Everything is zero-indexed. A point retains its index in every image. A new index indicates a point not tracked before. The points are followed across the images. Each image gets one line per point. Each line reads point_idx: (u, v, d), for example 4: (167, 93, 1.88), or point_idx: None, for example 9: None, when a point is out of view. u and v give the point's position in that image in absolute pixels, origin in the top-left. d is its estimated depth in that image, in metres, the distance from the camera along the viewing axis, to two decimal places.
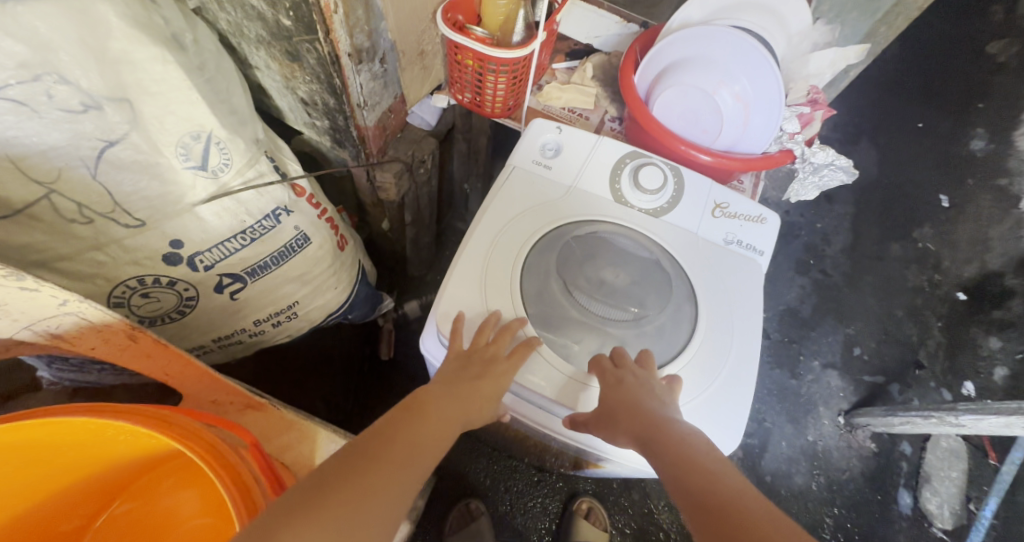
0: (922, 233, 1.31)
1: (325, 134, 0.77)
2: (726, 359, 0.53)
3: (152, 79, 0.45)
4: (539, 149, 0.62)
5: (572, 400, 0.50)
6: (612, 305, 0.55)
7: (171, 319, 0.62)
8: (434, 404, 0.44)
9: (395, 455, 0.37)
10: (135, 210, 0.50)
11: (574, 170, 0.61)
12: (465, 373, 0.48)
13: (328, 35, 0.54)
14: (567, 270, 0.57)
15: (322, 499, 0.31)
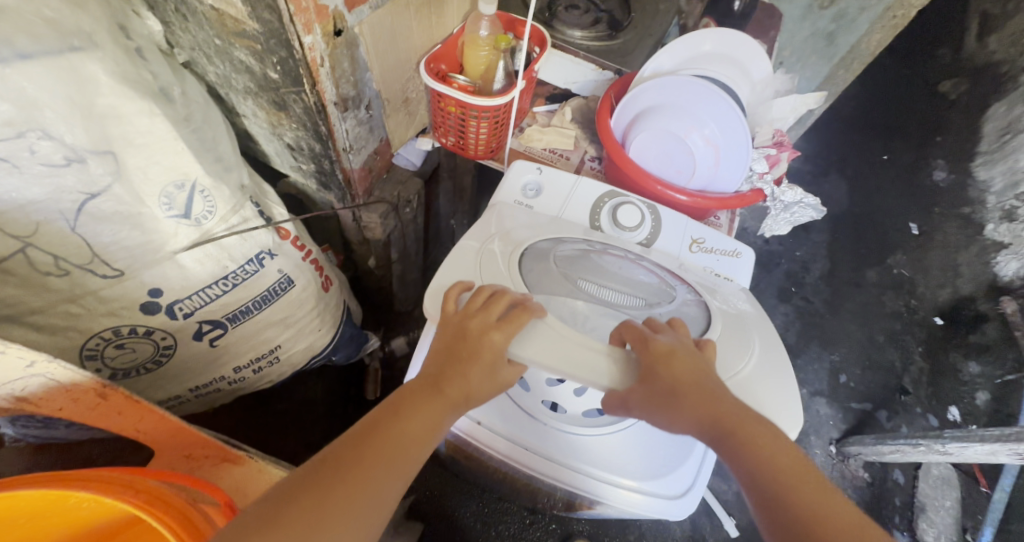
0: (896, 260, 1.36)
1: (311, 177, 0.78)
2: (752, 349, 0.49)
3: (138, 132, 0.46)
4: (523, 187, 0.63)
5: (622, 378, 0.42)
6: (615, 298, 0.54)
7: (147, 370, 0.60)
8: (417, 396, 0.41)
9: (365, 465, 0.34)
10: (114, 260, 0.49)
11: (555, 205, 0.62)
12: (452, 350, 0.43)
13: (314, 86, 0.57)
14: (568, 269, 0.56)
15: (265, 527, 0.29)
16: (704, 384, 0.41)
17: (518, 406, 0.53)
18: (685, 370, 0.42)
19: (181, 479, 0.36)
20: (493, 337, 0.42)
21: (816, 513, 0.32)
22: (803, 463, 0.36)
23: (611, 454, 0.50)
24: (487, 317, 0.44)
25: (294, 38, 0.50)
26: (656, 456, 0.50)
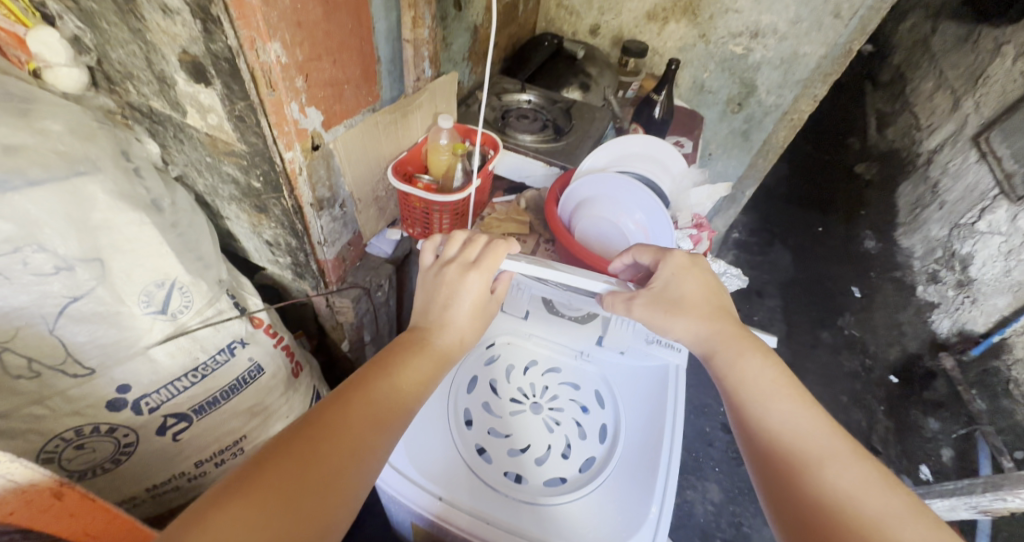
0: (846, 321, 1.47)
1: (287, 269, 0.84)
2: None
3: (127, 240, 0.52)
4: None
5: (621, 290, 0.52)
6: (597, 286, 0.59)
7: (104, 470, 0.57)
8: (410, 344, 0.44)
9: (366, 406, 0.37)
10: (87, 358, 0.51)
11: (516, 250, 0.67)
12: (436, 296, 0.47)
13: (293, 191, 0.65)
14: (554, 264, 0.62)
15: (281, 456, 0.31)
16: (705, 303, 0.46)
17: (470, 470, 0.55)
18: (691, 290, 0.46)
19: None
20: (472, 277, 0.47)
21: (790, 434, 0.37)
22: (788, 379, 0.40)
23: (573, 525, 0.51)
24: (463, 258, 0.48)
25: (276, 154, 0.59)
26: (615, 524, 0.51)
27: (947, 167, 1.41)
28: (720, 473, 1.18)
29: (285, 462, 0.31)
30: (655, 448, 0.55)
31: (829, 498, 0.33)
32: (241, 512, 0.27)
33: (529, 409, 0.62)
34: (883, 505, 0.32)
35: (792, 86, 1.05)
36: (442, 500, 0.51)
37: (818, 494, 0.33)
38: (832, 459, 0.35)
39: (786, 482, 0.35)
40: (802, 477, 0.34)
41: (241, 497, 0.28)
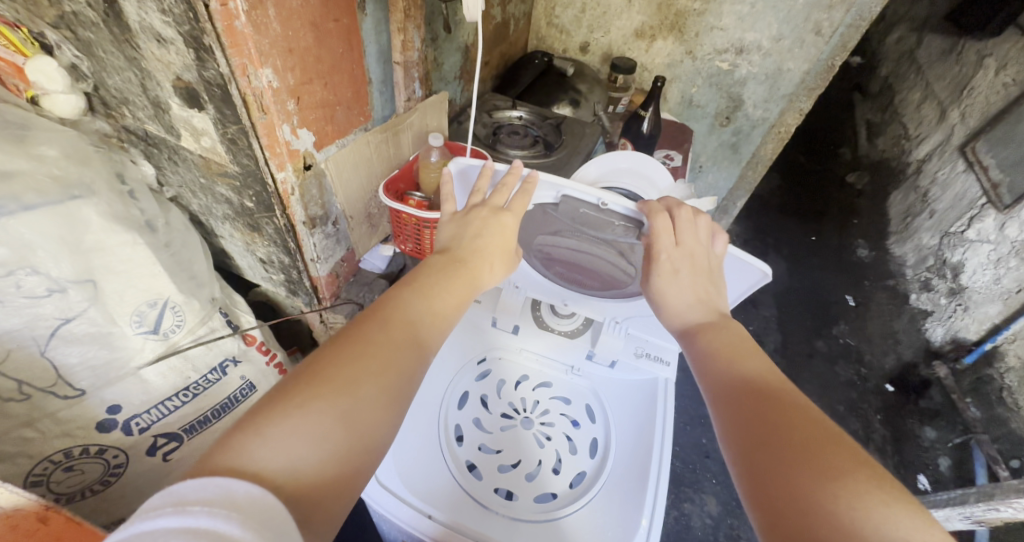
0: (840, 329, 1.42)
1: (280, 285, 0.84)
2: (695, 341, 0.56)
3: (120, 261, 0.53)
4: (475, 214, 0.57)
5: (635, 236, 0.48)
6: (612, 265, 0.55)
7: (92, 492, 0.56)
8: (438, 271, 0.43)
9: (402, 327, 0.38)
10: (78, 379, 0.51)
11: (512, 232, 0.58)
12: (462, 231, 0.46)
13: (285, 210, 0.67)
14: (563, 243, 0.55)
15: (323, 373, 0.32)
16: (704, 291, 0.46)
17: (463, 487, 0.54)
18: (683, 279, 0.46)
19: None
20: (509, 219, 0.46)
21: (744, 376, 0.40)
22: (748, 342, 0.44)
23: None
24: (493, 203, 0.47)
25: (268, 174, 0.61)
26: None
27: (935, 177, 1.43)
28: (718, 485, 1.16)
29: (330, 379, 0.31)
30: (645, 459, 0.55)
31: (752, 426, 0.35)
32: (292, 422, 0.28)
33: (519, 424, 0.63)
34: (807, 424, 0.33)
35: (777, 100, 1.07)
36: (440, 523, 0.49)
37: (749, 419, 0.36)
38: (767, 396, 0.37)
39: (729, 408, 0.38)
40: (739, 403, 0.38)
41: (289, 407, 0.29)
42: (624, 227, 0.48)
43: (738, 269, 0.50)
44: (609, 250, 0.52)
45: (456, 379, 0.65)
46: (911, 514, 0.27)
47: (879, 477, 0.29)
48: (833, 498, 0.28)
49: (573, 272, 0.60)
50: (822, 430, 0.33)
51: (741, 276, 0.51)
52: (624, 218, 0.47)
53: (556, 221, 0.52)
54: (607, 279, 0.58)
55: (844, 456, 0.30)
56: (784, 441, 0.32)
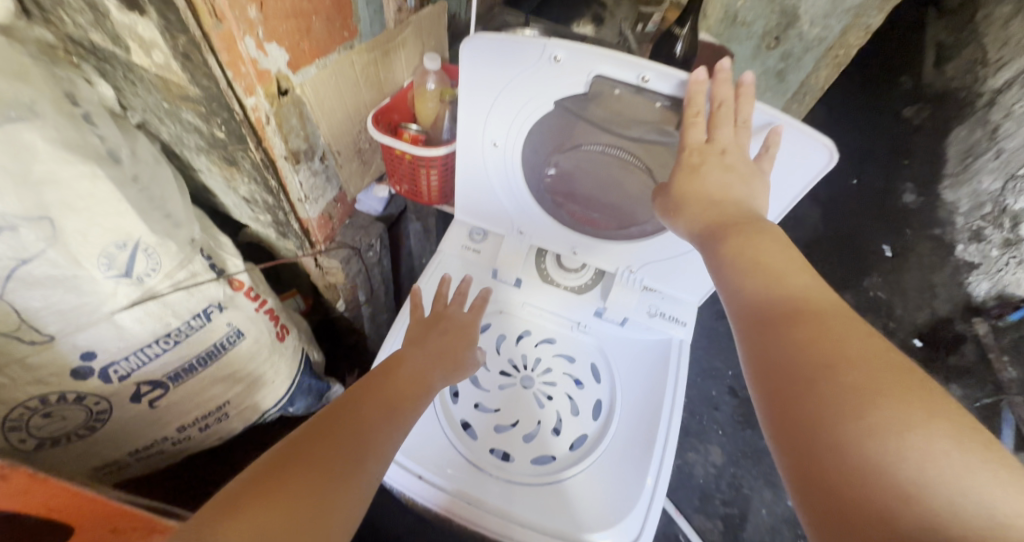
0: (872, 281, 1.38)
1: (269, 227, 0.79)
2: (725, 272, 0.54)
3: (77, 195, 0.46)
4: (483, 141, 0.54)
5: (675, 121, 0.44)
6: (640, 179, 0.51)
7: (79, 437, 0.57)
8: (405, 362, 0.48)
9: (371, 413, 0.41)
10: (44, 325, 0.47)
11: (527, 155, 0.54)
12: (423, 331, 0.53)
13: (261, 143, 0.59)
14: (587, 156, 0.52)
15: (291, 461, 0.34)
16: (733, 190, 0.39)
17: (463, 455, 0.51)
18: (710, 181, 0.40)
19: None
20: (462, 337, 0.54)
21: (785, 295, 0.33)
22: (795, 253, 0.36)
23: (559, 512, 0.48)
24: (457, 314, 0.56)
25: (235, 102, 0.53)
26: (602, 511, 0.48)
27: (1011, 109, 1.08)
28: (724, 436, 1.15)
29: (295, 466, 0.34)
30: (651, 427, 0.52)
31: (790, 365, 0.30)
32: (254, 514, 0.30)
33: (519, 383, 0.58)
34: (867, 356, 0.28)
35: (840, 15, 0.90)
36: (444, 492, 0.48)
37: (784, 357, 0.31)
38: (811, 324, 0.31)
39: (764, 338, 0.33)
40: (778, 329, 0.32)
41: (254, 498, 0.31)
42: (664, 105, 0.43)
43: (795, 150, 0.45)
44: (638, 154, 0.48)
45: None
46: (1002, 471, 0.22)
47: (956, 424, 0.24)
48: (895, 453, 0.24)
49: (589, 201, 0.57)
50: (884, 365, 0.27)
51: (800, 160, 0.45)
52: (666, 97, 0.43)
53: (582, 121, 0.48)
54: (627, 209, 0.55)
55: (899, 399, 0.26)
56: (830, 386, 0.28)
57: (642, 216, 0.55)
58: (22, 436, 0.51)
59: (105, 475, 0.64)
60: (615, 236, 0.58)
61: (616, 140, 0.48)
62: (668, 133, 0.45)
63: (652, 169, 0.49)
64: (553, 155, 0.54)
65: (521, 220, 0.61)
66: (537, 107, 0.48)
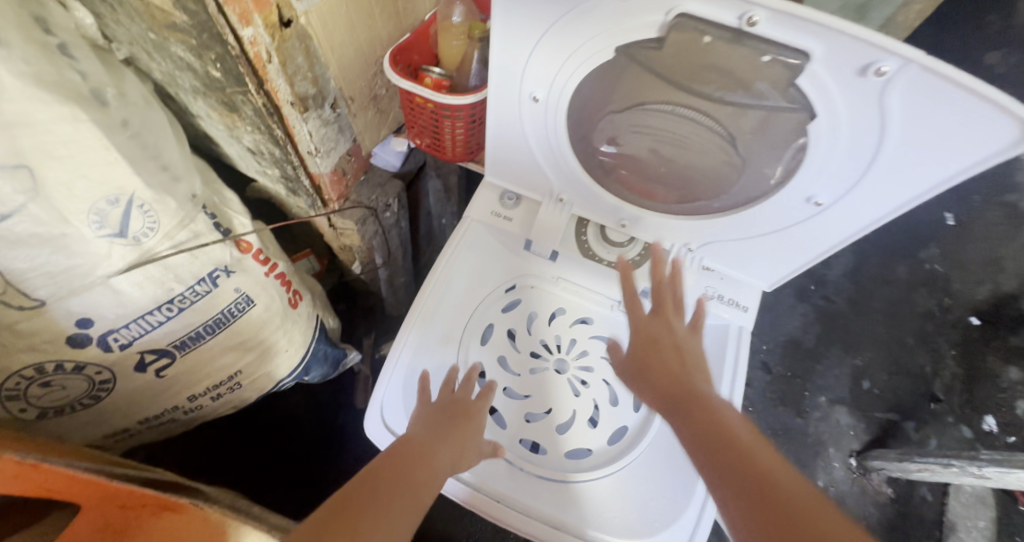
0: (930, 254, 1.23)
1: (278, 182, 0.72)
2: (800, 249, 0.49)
3: (57, 142, 0.38)
4: (520, 94, 0.45)
5: (784, 85, 0.33)
6: (715, 145, 0.42)
7: (84, 405, 0.55)
8: (420, 447, 0.43)
9: (382, 504, 0.35)
10: (34, 289, 0.43)
11: (573, 113, 0.46)
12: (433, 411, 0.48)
13: (264, 85, 0.51)
14: (650, 119, 0.43)
15: None
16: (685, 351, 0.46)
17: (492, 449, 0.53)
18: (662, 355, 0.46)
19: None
20: (474, 422, 0.48)
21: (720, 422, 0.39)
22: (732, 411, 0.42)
23: (597, 513, 0.50)
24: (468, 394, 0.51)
25: (229, 32, 0.43)
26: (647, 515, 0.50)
27: None
28: (752, 413, 1.11)
29: None
30: None
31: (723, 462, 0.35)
32: None
33: (553, 366, 0.59)
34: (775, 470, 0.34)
35: None
36: (469, 486, 0.50)
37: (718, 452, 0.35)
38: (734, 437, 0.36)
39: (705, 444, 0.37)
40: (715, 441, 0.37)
41: None
42: (773, 59, 0.31)
43: (951, 148, 0.32)
44: (719, 119, 0.39)
45: (479, 311, 0.61)
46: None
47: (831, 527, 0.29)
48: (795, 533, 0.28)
49: (644, 166, 0.49)
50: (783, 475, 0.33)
51: (956, 156, 0.32)
52: (788, 57, 0.30)
53: (649, 75, 0.38)
54: (690, 179, 0.48)
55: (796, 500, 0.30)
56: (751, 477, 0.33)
57: (707, 184, 0.48)
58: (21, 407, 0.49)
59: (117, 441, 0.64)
60: (669, 210, 0.53)
61: (691, 101, 0.38)
62: (765, 98, 0.35)
63: (735, 136, 0.40)
64: (607, 119, 0.45)
65: (560, 186, 0.56)
66: (589, 57, 0.38)
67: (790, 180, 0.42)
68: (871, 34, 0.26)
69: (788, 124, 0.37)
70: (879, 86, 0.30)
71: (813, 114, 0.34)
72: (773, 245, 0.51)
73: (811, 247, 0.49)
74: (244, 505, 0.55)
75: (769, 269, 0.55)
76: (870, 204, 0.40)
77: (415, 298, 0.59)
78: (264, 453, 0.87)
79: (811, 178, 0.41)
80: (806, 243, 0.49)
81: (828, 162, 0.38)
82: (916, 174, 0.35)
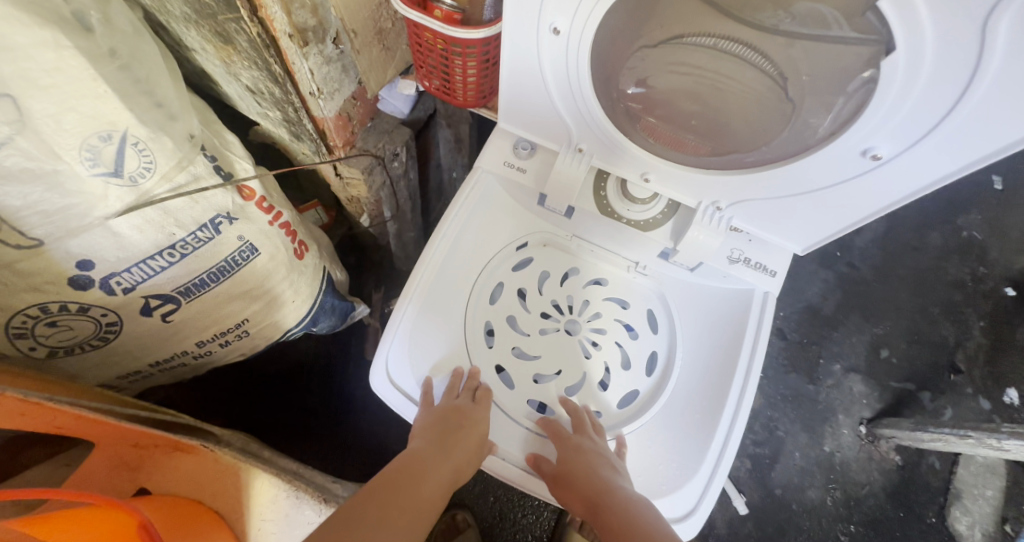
0: (969, 220, 1.16)
1: (280, 126, 0.69)
2: (842, 204, 0.45)
3: (43, 70, 0.35)
4: (539, 24, 0.39)
5: (861, 9, 0.28)
6: (761, 86, 0.39)
7: (94, 347, 0.56)
8: (428, 465, 0.47)
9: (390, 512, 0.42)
10: (30, 228, 0.41)
11: (598, 49, 0.40)
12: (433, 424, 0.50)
13: (258, 13, 0.45)
14: (690, 50, 0.38)
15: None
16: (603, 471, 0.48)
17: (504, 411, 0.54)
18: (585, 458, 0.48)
19: (113, 498, 0.32)
20: (472, 433, 0.50)
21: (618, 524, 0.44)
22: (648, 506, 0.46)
23: None
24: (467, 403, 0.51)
25: None
26: (658, 474, 0.52)
27: None
28: (763, 378, 1.09)
29: None
30: (721, 392, 0.53)
31: None
32: None
33: (564, 326, 0.59)
34: None
35: None
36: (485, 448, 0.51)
37: None
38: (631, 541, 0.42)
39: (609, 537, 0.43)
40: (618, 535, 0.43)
41: None
42: None
43: None
44: (766, 51, 0.35)
45: (488, 270, 0.59)
46: None
47: None
48: None
49: (677, 111, 0.45)
50: None
51: None
52: None
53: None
54: (726, 128, 0.45)
55: None
56: None
57: (746, 132, 0.44)
58: (31, 345, 0.50)
59: (132, 382, 0.66)
60: (698, 162, 0.49)
61: (740, 30, 0.34)
62: (829, 25, 0.31)
63: (786, 75, 0.37)
64: (640, 51, 0.40)
65: (580, 135, 0.51)
66: None
67: (846, 129, 0.37)
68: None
69: (853, 60, 0.32)
70: (985, 9, 0.23)
71: (891, 47, 0.29)
72: (811, 204, 0.47)
73: (857, 206, 0.45)
74: (256, 448, 0.56)
75: (804, 230, 0.51)
76: (937, 157, 0.35)
77: (422, 254, 0.55)
78: (276, 399, 0.89)
79: (872, 127, 0.35)
80: (857, 199, 0.44)
81: (897, 108, 0.32)
82: (1006, 125, 0.30)
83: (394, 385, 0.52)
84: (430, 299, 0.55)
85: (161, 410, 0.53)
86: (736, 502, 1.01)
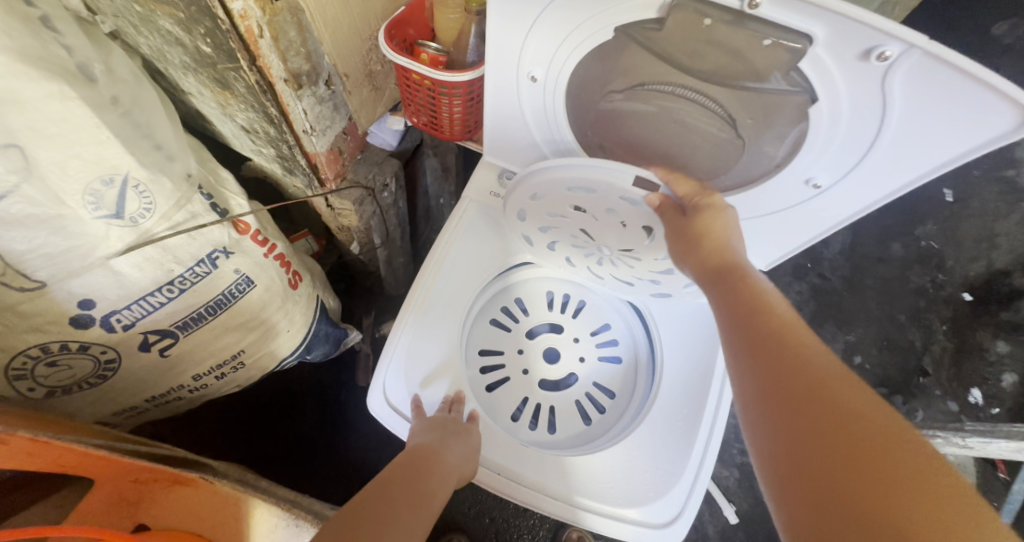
0: (926, 231, 1.24)
1: (273, 161, 0.71)
2: (798, 224, 0.49)
3: (50, 120, 0.37)
4: (518, 71, 0.44)
5: (784, 69, 0.32)
6: (714, 126, 0.41)
7: (90, 385, 0.57)
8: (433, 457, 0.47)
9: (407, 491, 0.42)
10: (34, 271, 0.42)
11: (571, 94, 0.45)
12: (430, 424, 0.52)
13: (257, 61, 0.48)
14: (650, 97, 0.41)
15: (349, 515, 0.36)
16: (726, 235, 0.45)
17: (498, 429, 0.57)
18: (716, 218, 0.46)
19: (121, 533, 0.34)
20: (461, 434, 0.52)
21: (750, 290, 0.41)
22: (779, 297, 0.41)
23: (594, 481, 0.54)
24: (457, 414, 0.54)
25: (218, 5, 0.40)
26: (642, 482, 0.54)
27: None
28: None
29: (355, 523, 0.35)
30: (700, 399, 0.57)
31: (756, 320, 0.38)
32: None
33: None
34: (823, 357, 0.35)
35: None
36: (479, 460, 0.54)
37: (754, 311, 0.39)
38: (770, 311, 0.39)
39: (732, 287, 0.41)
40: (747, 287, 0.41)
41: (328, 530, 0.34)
42: (774, 43, 0.30)
43: (959, 117, 0.31)
44: (713, 97, 0.38)
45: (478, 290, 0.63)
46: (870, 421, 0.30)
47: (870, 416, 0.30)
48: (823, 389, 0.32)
49: (644, 152, 0.49)
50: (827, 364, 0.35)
51: (968, 123, 0.31)
52: (796, 35, 0.29)
53: (650, 55, 0.37)
54: (688, 162, 0.48)
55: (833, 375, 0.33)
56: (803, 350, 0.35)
57: (705, 166, 0.47)
58: (29, 385, 0.51)
59: (127, 417, 0.66)
60: None
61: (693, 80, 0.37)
62: (768, 80, 0.34)
63: (734, 117, 0.39)
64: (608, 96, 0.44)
65: None
66: (593, 33, 0.37)
67: (790, 161, 0.42)
68: (874, 19, 0.26)
69: (790, 111, 0.36)
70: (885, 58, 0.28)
71: (814, 97, 0.34)
72: (770, 226, 0.51)
73: (810, 226, 0.49)
74: (253, 479, 0.57)
75: (766, 248, 0.55)
76: (871, 183, 0.40)
77: (414, 281, 0.60)
78: (269, 428, 0.89)
79: (811, 159, 0.40)
80: (806, 224, 0.49)
81: (832, 140, 0.37)
82: (924, 152, 0.34)
83: (391, 404, 0.55)
84: (425, 321, 0.58)
85: (158, 443, 0.55)
86: (726, 512, 1.03)
